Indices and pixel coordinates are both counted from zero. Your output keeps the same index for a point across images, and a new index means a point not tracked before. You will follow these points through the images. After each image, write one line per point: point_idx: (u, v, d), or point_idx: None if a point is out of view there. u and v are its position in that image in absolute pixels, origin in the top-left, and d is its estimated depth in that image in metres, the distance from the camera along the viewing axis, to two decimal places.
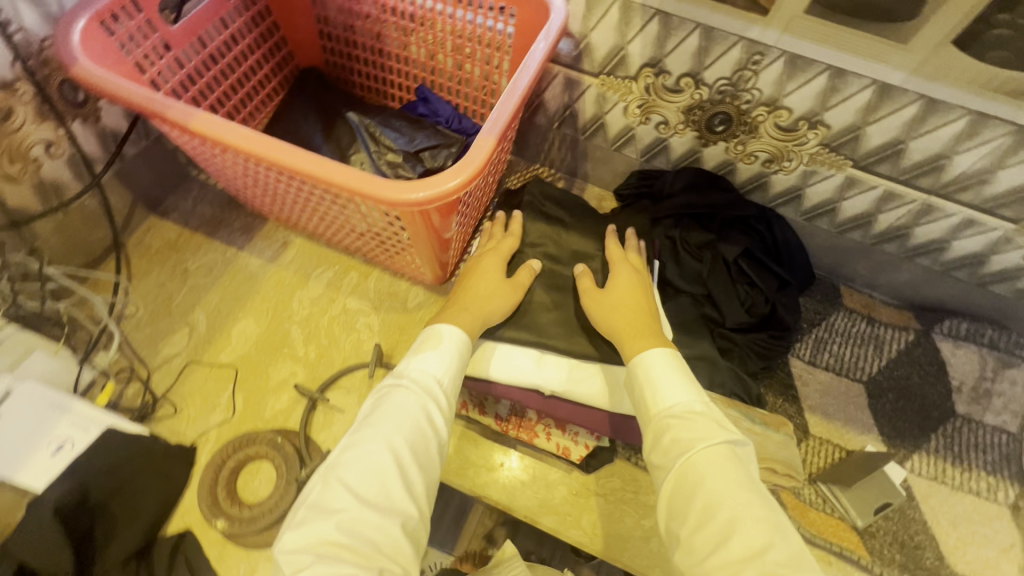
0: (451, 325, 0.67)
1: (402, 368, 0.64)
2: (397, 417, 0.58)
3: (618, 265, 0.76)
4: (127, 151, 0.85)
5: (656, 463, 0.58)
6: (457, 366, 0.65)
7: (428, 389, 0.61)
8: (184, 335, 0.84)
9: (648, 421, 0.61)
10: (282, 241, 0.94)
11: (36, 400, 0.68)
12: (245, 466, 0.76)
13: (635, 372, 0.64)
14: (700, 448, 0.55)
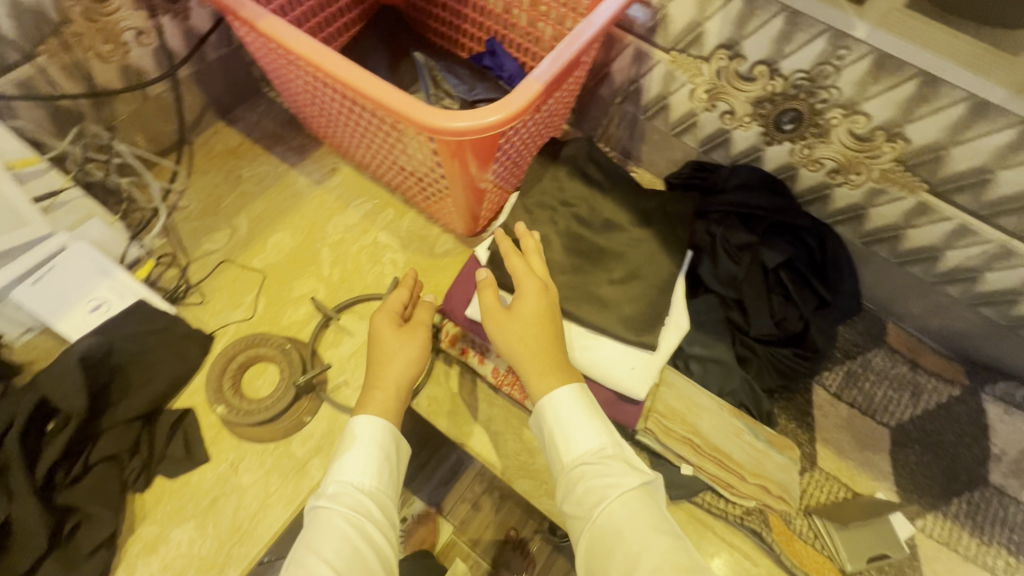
0: (365, 415, 0.66)
1: (331, 479, 0.63)
2: (334, 537, 0.58)
3: (531, 274, 0.61)
4: (208, 54, 0.91)
5: (573, 514, 0.56)
6: (384, 465, 0.65)
7: (354, 505, 0.61)
8: (225, 235, 0.90)
9: (562, 470, 0.58)
10: (331, 167, 0.98)
11: (85, 262, 0.73)
12: (254, 364, 0.80)
13: (542, 418, 0.60)
14: (616, 496, 0.54)
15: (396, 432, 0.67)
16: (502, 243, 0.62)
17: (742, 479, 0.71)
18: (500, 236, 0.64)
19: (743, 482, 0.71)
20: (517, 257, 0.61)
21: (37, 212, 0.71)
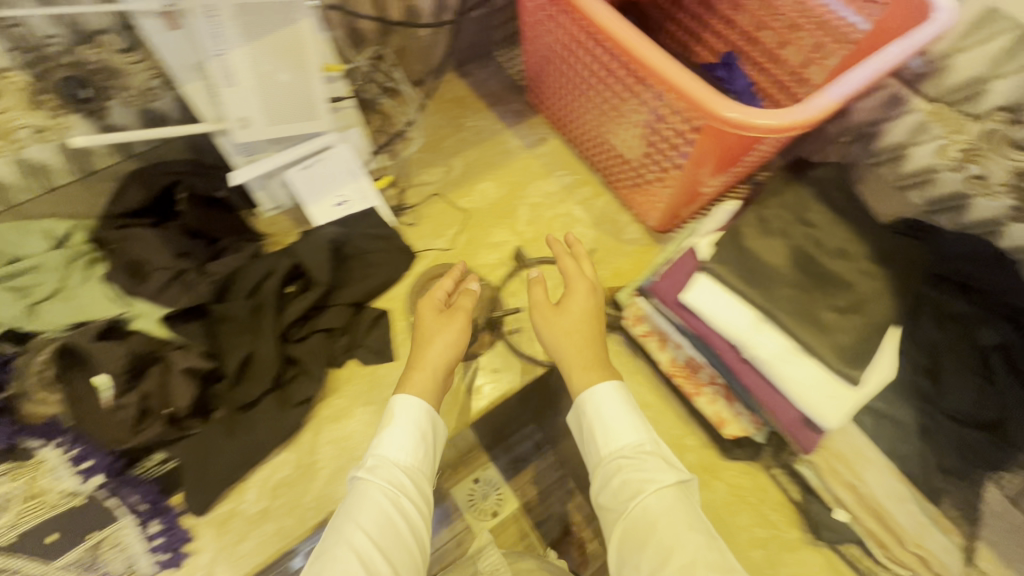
0: (404, 395, 0.70)
1: (374, 452, 0.67)
2: (379, 508, 0.62)
3: (581, 282, 0.76)
4: (471, 12, 1.00)
5: (607, 503, 0.64)
6: (419, 446, 0.68)
7: (393, 480, 0.65)
8: (440, 172, 0.99)
9: (598, 461, 0.67)
10: (541, 135, 1.04)
11: (343, 164, 0.85)
12: (447, 288, 0.87)
13: (581, 409, 0.68)
14: (650, 491, 0.62)
15: (433, 414, 0.70)
16: (557, 248, 0.80)
17: (899, 543, 0.70)
18: (559, 247, 0.81)
19: (899, 545, 0.70)
20: (568, 259, 0.78)
21: (324, 106, 0.80)
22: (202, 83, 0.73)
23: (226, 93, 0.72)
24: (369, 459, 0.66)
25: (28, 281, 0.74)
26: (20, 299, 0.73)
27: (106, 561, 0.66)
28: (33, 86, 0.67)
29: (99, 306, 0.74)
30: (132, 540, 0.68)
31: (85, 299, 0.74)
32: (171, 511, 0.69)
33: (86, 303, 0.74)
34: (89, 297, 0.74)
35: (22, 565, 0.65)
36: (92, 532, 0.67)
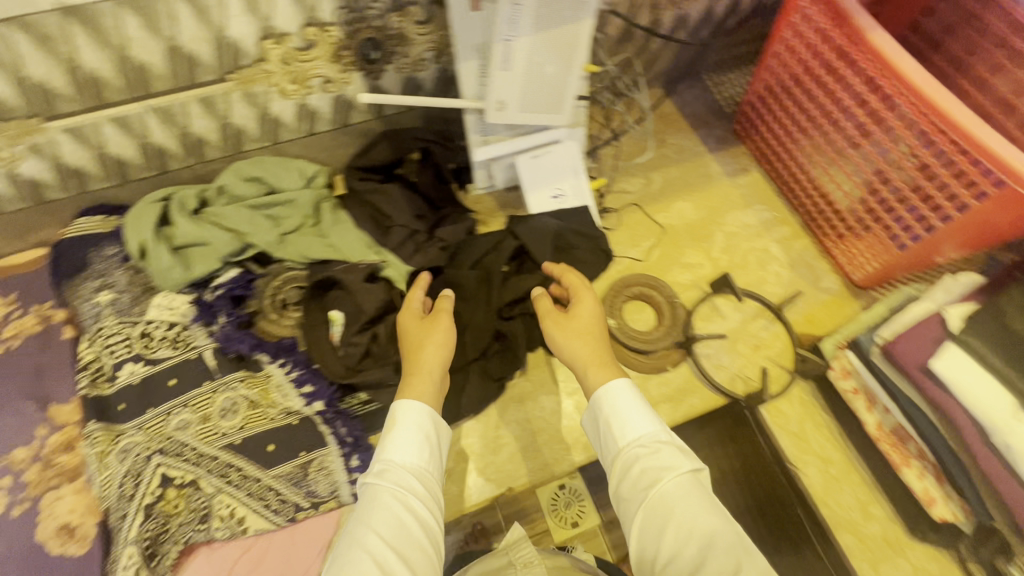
0: (404, 399, 0.60)
1: (378, 456, 0.56)
2: (388, 509, 0.51)
3: (583, 291, 0.71)
4: (703, 33, 1.00)
5: (624, 496, 0.54)
6: (427, 447, 0.57)
7: (404, 483, 0.54)
8: (640, 182, 0.99)
9: (616, 455, 0.57)
10: (745, 166, 1.02)
11: (567, 160, 0.88)
12: (640, 298, 0.88)
13: (597, 408, 0.59)
14: (668, 478, 0.52)
15: (438, 417, 0.60)
16: (553, 267, 0.76)
17: None
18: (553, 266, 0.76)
19: None
20: (573, 273, 0.74)
21: (570, 105, 0.83)
22: (479, 62, 0.77)
23: (500, 74, 0.76)
24: (373, 468, 0.55)
25: (282, 213, 0.82)
26: (274, 227, 0.80)
27: (313, 482, 0.71)
28: (340, 43, 0.73)
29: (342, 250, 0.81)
30: (337, 469, 0.72)
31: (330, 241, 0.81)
32: (371, 450, 0.74)
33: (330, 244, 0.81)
34: (333, 240, 0.81)
35: (244, 466, 0.71)
36: (304, 451, 0.72)
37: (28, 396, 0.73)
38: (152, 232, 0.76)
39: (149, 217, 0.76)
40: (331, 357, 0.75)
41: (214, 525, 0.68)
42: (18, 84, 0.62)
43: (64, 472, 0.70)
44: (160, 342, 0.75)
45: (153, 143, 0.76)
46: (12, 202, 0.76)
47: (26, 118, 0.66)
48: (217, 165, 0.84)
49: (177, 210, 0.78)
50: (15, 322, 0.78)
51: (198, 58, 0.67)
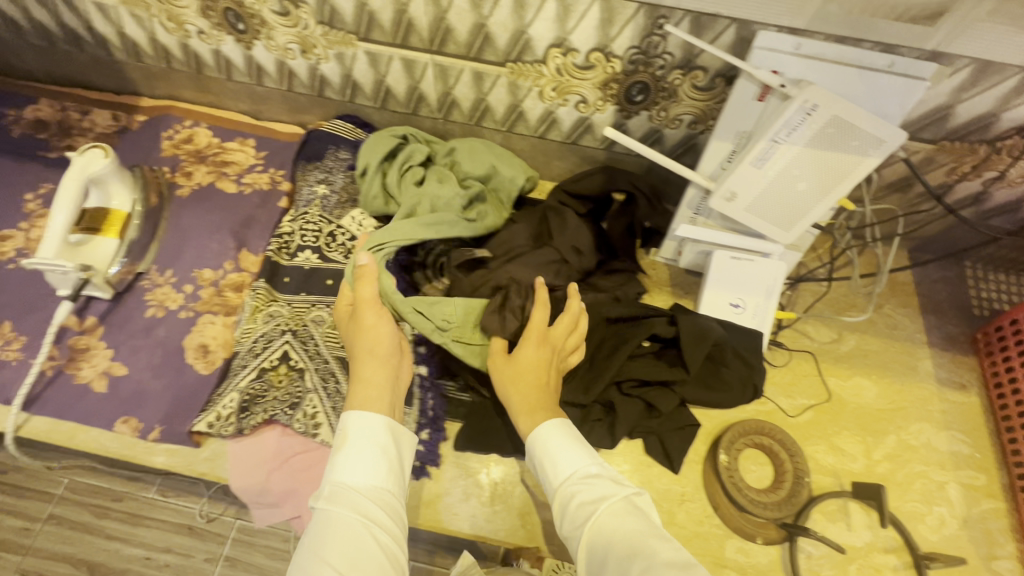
0: (355, 414, 0.62)
1: (329, 477, 0.57)
2: (340, 537, 0.52)
3: (533, 331, 0.67)
4: (995, 220, 0.84)
5: (569, 535, 0.54)
6: (384, 464, 0.59)
7: (354, 509, 0.55)
8: (827, 335, 0.88)
9: (556, 493, 0.57)
10: (963, 381, 0.85)
11: (766, 277, 0.81)
12: (763, 450, 0.78)
13: (533, 452, 0.60)
14: (602, 506, 0.52)
15: (396, 430, 0.63)
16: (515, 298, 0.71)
17: None
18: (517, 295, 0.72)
19: None
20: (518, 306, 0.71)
21: (802, 228, 0.77)
22: (733, 147, 0.74)
23: (750, 169, 0.71)
24: (326, 485, 0.57)
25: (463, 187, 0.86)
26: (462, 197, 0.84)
27: None
28: (614, 75, 0.75)
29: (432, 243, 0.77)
30: None
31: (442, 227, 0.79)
32: (441, 433, 0.76)
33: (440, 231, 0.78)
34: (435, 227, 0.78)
35: (342, 383, 0.76)
36: None
37: (234, 235, 0.88)
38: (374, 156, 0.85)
39: (382, 144, 0.86)
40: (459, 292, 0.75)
41: (296, 416, 0.74)
42: (359, 8, 0.74)
43: (225, 305, 0.83)
44: (338, 247, 0.84)
45: (420, 90, 0.86)
46: (301, 87, 0.91)
47: (347, 32, 0.78)
48: (454, 127, 0.92)
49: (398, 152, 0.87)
50: (255, 175, 0.94)
51: (493, 40, 0.74)
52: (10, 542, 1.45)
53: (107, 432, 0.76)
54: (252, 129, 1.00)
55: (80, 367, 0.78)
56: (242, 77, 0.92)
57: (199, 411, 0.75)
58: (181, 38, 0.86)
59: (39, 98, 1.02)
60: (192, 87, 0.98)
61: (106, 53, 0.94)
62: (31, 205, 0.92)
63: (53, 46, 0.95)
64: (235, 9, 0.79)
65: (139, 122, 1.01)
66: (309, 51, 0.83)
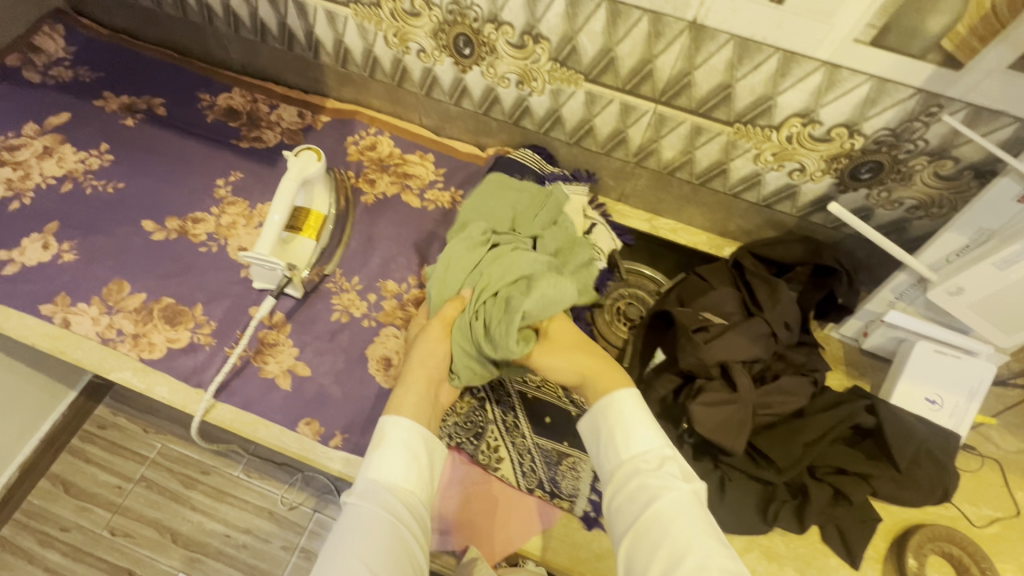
0: (394, 415, 0.63)
1: (364, 472, 0.60)
2: (370, 538, 0.54)
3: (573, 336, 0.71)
4: None
5: (624, 506, 0.58)
6: (416, 468, 0.61)
7: (383, 506, 0.57)
8: (1013, 445, 0.83)
9: (620, 465, 0.60)
10: None
11: (969, 379, 0.75)
12: (953, 560, 0.73)
13: (607, 419, 0.63)
14: (668, 493, 0.55)
15: (430, 436, 0.64)
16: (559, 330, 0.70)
17: None
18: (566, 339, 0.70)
19: None
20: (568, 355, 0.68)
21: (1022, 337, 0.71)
22: (968, 242, 0.71)
23: (988, 269, 0.67)
24: (358, 484, 0.59)
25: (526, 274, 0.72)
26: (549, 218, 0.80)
27: (560, 475, 0.74)
28: (850, 151, 0.73)
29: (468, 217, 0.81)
30: (583, 480, 0.74)
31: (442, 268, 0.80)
32: None
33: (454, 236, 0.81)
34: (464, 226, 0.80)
35: (520, 419, 0.76)
36: (567, 443, 0.76)
37: (416, 252, 0.88)
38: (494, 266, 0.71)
39: (494, 275, 0.70)
40: (698, 348, 0.67)
41: (478, 448, 0.74)
42: (602, 51, 0.73)
43: (407, 320, 0.83)
44: None
45: (625, 134, 0.85)
46: (498, 113, 0.92)
47: (577, 72, 0.78)
48: (641, 172, 0.91)
49: (508, 278, 0.69)
50: (436, 192, 0.95)
51: (733, 101, 0.73)
52: (102, 498, 1.48)
53: (289, 431, 0.76)
54: (433, 145, 1.01)
55: (267, 361, 0.80)
56: (441, 96, 0.93)
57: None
58: (398, 53, 0.88)
59: (234, 88, 1.07)
60: (382, 97, 1.00)
61: (313, 56, 0.97)
62: (222, 191, 0.95)
63: (262, 42, 0.98)
64: (469, 36, 0.79)
65: (323, 123, 1.04)
66: (526, 83, 0.83)
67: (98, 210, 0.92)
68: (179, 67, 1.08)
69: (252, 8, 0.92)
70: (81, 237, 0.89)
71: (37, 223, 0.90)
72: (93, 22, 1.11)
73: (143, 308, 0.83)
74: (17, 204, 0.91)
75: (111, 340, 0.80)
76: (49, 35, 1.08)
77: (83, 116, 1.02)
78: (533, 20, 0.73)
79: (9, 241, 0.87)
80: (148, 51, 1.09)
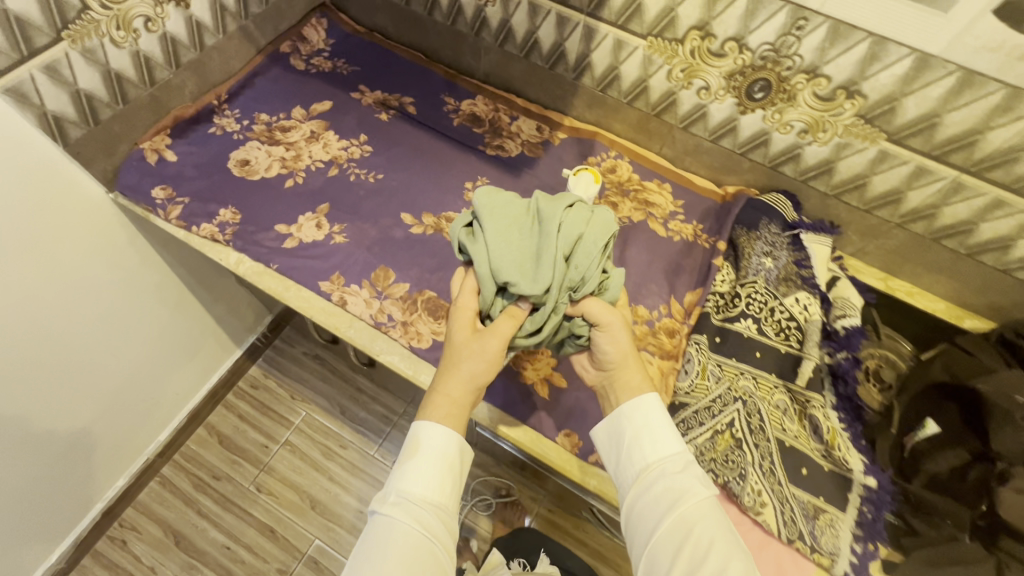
0: (432, 424, 0.64)
1: (397, 479, 0.62)
2: (406, 548, 0.57)
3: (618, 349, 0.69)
4: None
5: (646, 506, 0.62)
6: (447, 479, 0.63)
7: (415, 516, 0.60)
8: None
9: (642, 469, 0.65)
10: None
11: None
12: None
13: (628, 423, 0.67)
14: (691, 500, 0.60)
15: (463, 445, 0.65)
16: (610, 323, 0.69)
17: None
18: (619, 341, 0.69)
19: None
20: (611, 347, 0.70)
21: None
22: None
23: None
24: (388, 494, 0.62)
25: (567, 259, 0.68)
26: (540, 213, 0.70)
27: (819, 531, 0.73)
28: None
29: (607, 231, 0.70)
30: (843, 539, 0.72)
31: (517, 228, 0.69)
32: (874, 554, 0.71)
33: (582, 233, 0.69)
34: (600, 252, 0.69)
35: (777, 466, 0.76)
36: (823, 498, 0.75)
37: (668, 282, 0.90)
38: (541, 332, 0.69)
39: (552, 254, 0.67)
40: (1014, 432, 0.70)
41: (744, 488, 0.74)
42: (927, 114, 0.73)
43: (660, 347, 0.84)
44: (775, 327, 0.85)
45: (903, 195, 0.84)
46: (758, 155, 0.92)
47: (881, 130, 0.78)
48: (899, 234, 0.90)
49: (574, 263, 0.68)
50: (679, 224, 0.96)
51: None
52: (251, 454, 1.56)
53: (549, 439, 0.80)
54: (668, 174, 1.02)
55: (526, 368, 0.84)
56: (700, 131, 0.95)
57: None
58: (675, 86, 0.90)
59: (477, 95, 1.12)
60: (628, 123, 1.02)
61: (573, 77, 1.00)
62: (471, 194, 1.00)
63: (523, 58, 1.03)
64: (770, 81, 0.81)
65: (560, 139, 1.07)
66: (812, 132, 0.84)
67: (362, 197, 0.98)
68: (427, 69, 1.14)
69: (531, 27, 0.96)
70: (350, 221, 0.95)
71: (311, 203, 0.96)
72: (350, 18, 1.19)
73: (408, 298, 0.88)
74: (291, 181, 0.99)
75: (383, 325, 0.86)
76: (315, 26, 1.16)
77: (343, 105, 1.09)
78: (860, 77, 0.73)
79: (288, 217, 0.94)
80: (397, 51, 1.16)
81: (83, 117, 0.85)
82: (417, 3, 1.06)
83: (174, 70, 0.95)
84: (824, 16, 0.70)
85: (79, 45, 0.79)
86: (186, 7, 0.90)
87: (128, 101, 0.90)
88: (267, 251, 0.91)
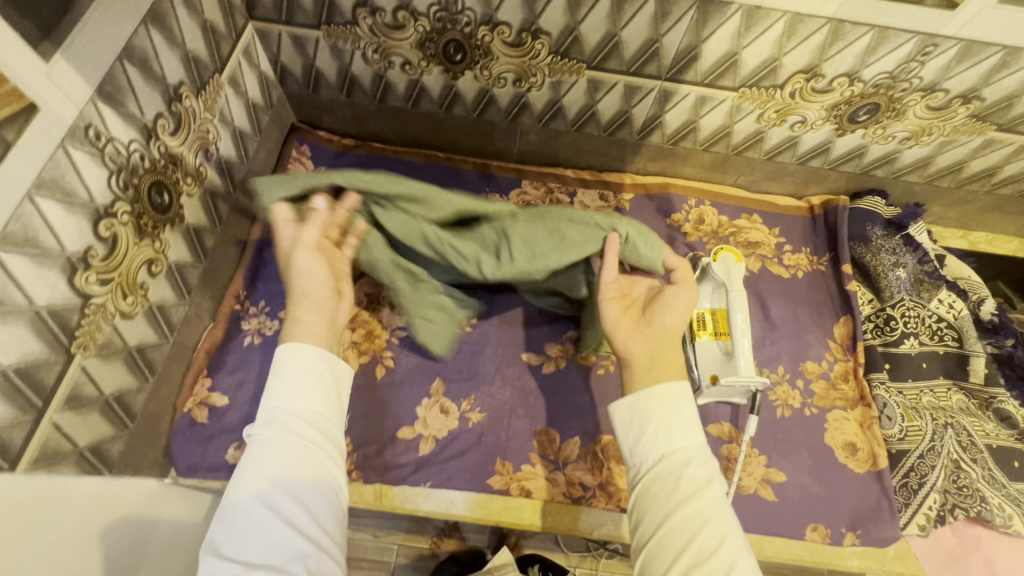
0: (299, 346, 0.56)
1: (268, 406, 0.53)
2: (281, 457, 0.49)
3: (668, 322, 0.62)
4: None
5: (663, 494, 0.53)
6: (328, 395, 0.55)
7: (286, 431, 0.51)
8: None
9: (661, 454, 0.55)
10: None
11: None
12: None
13: (654, 403, 0.56)
14: (708, 491, 0.52)
15: (332, 361, 0.57)
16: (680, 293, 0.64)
17: None
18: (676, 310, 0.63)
19: None
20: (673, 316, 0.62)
21: None
22: None
23: None
24: (264, 411, 0.53)
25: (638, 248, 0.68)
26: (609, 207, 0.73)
27: None
28: None
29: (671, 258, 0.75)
30: None
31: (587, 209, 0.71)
32: None
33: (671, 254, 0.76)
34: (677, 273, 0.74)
35: (995, 469, 0.78)
36: None
37: (818, 325, 0.87)
38: (436, 197, 0.63)
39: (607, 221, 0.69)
40: None
41: (992, 510, 0.75)
42: None
43: (846, 398, 0.82)
44: (932, 333, 0.86)
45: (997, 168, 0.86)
46: (850, 166, 0.90)
47: (991, 123, 0.77)
48: (986, 198, 0.93)
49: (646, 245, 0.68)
50: (792, 256, 0.93)
51: None
52: None
53: (796, 541, 0.75)
54: (753, 204, 0.97)
55: (740, 477, 0.77)
56: (786, 158, 0.90)
57: (897, 510, 0.76)
58: (766, 126, 0.83)
59: (523, 181, 0.97)
60: (700, 165, 0.94)
61: (637, 137, 0.89)
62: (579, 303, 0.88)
63: (573, 131, 0.90)
64: (879, 105, 0.77)
65: (629, 201, 0.96)
66: (915, 138, 0.82)
67: (471, 354, 0.83)
68: (453, 168, 0.96)
69: (588, 102, 0.83)
70: (474, 389, 0.80)
71: (420, 388, 0.80)
72: (331, 134, 0.97)
73: (587, 453, 0.77)
74: (382, 368, 0.81)
75: (583, 499, 0.75)
76: (298, 158, 0.93)
77: None
78: (983, 85, 0.71)
79: (403, 414, 0.78)
80: (407, 155, 0.96)
81: (120, 423, 0.62)
82: (430, 102, 0.87)
83: (187, 300, 0.72)
84: (958, 39, 0.65)
85: (92, 349, 0.55)
86: (181, 221, 0.67)
87: (157, 370, 0.67)
88: (408, 471, 0.75)
